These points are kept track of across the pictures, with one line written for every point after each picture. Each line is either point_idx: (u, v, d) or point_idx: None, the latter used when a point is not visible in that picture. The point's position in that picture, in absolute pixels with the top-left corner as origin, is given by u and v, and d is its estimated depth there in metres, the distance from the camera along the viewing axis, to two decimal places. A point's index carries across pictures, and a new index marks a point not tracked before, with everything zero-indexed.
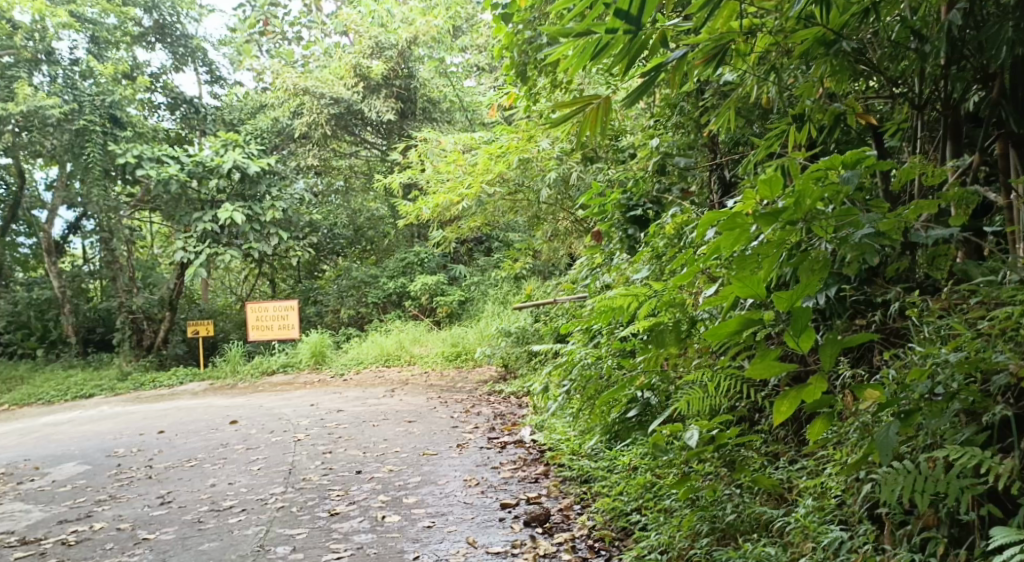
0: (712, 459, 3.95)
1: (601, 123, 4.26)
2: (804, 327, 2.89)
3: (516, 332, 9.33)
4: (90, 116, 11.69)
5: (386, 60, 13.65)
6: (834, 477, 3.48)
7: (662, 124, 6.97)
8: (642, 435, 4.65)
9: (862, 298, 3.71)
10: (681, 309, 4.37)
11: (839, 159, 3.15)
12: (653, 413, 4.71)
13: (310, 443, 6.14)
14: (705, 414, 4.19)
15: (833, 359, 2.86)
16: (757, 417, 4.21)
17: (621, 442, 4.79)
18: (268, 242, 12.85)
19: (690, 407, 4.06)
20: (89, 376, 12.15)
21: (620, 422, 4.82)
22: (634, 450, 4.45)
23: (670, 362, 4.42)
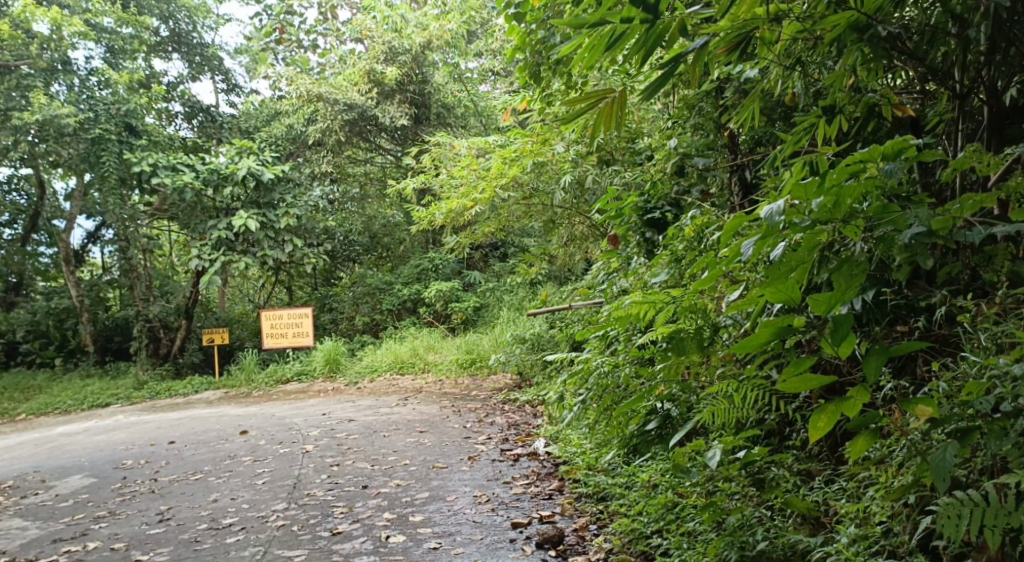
0: (739, 477, 3.72)
1: (618, 119, 4.03)
2: (844, 334, 2.67)
3: (531, 339, 9.20)
4: (106, 124, 11.59)
5: (399, 65, 13.43)
6: (879, 502, 3.25)
7: (679, 125, 6.76)
8: (661, 449, 4.39)
9: (902, 304, 3.44)
10: (701, 316, 4.21)
11: (879, 151, 2.95)
12: (673, 425, 4.45)
13: (318, 455, 5.95)
14: (730, 429, 3.95)
15: (877, 370, 2.63)
16: (786, 430, 3.95)
17: (640, 457, 4.52)
18: (282, 249, 12.69)
19: (713, 419, 3.83)
20: (105, 385, 12.04)
21: (639, 436, 4.56)
22: (656, 467, 4.17)
23: (692, 372, 4.30)
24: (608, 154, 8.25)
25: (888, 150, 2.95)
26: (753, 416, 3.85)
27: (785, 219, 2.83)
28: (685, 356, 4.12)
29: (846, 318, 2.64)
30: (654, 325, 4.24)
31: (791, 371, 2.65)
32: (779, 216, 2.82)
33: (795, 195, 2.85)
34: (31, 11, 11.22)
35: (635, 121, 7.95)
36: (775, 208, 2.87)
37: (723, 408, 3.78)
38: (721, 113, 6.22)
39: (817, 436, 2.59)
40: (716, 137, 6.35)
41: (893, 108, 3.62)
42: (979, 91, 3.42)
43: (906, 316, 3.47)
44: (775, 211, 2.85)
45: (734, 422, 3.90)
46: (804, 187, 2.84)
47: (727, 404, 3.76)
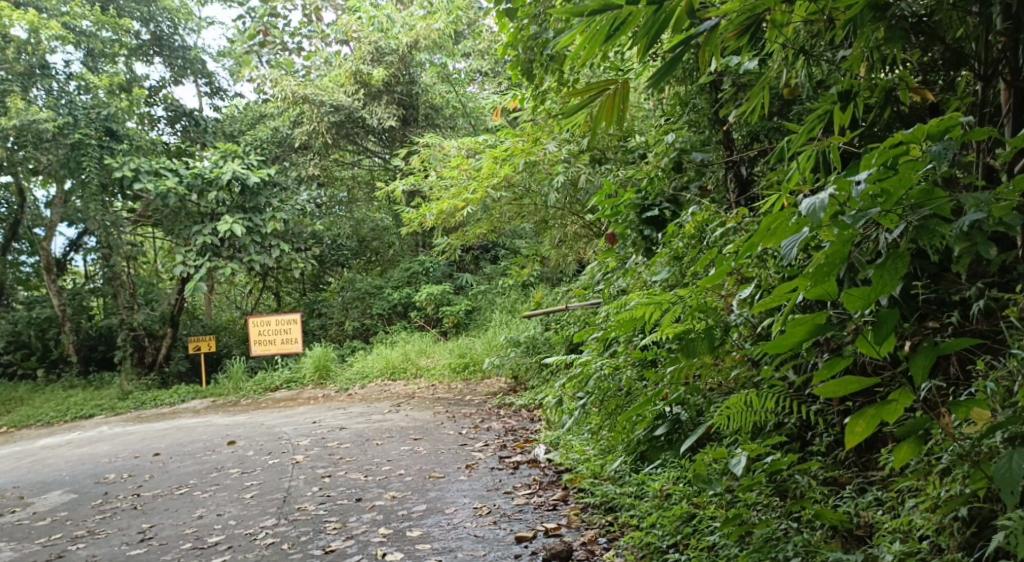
0: (762, 487, 3.52)
1: (619, 115, 3.78)
2: (886, 332, 2.48)
3: (525, 341, 8.97)
4: (85, 129, 11.32)
5: (386, 66, 13.25)
6: (923, 515, 3.05)
7: (676, 121, 6.58)
8: (672, 455, 4.21)
9: (933, 298, 3.26)
10: (712, 316, 4.05)
11: (924, 130, 2.71)
12: (682, 430, 4.27)
13: (309, 466, 5.72)
14: (748, 433, 3.79)
15: (924, 372, 2.44)
16: (807, 435, 3.78)
17: (650, 465, 4.29)
18: (270, 254, 12.46)
19: (730, 424, 3.65)
20: (89, 396, 11.76)
21: (647, 441, 4.39)
22: (670, 475, 4.01)
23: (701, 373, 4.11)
24: (601, 152, 8.05)
25: (934, 129, 2.73)
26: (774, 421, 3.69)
27: (828, 212, 2.67)
28: (697, 357, 3.98)
29: (889, 315, 2.46)
30: (660, 328, 4.04)
31: (825, 371, 2.46)
32: (820, 209, 2.67)
33: (836, 186, 2.72)
34: (7, 14, 10.95)
35: (628, 118, 7.76)
36: (816, 202, 2.71)
37: (743, 414, 3.61)
38: (717, 106, 6.09)
39: (854, 444, 2.40)
40: (715, 131, 6.18)
41: (912, 92, 3.47)
42: (1002, 73, 3.15)
43: (938, 311, 3.29)
44: (817, 206, 2.69)
45: (752, 426, 3.72)
46: (845, 177, 2.70)
47: (745, 407, 3.59)
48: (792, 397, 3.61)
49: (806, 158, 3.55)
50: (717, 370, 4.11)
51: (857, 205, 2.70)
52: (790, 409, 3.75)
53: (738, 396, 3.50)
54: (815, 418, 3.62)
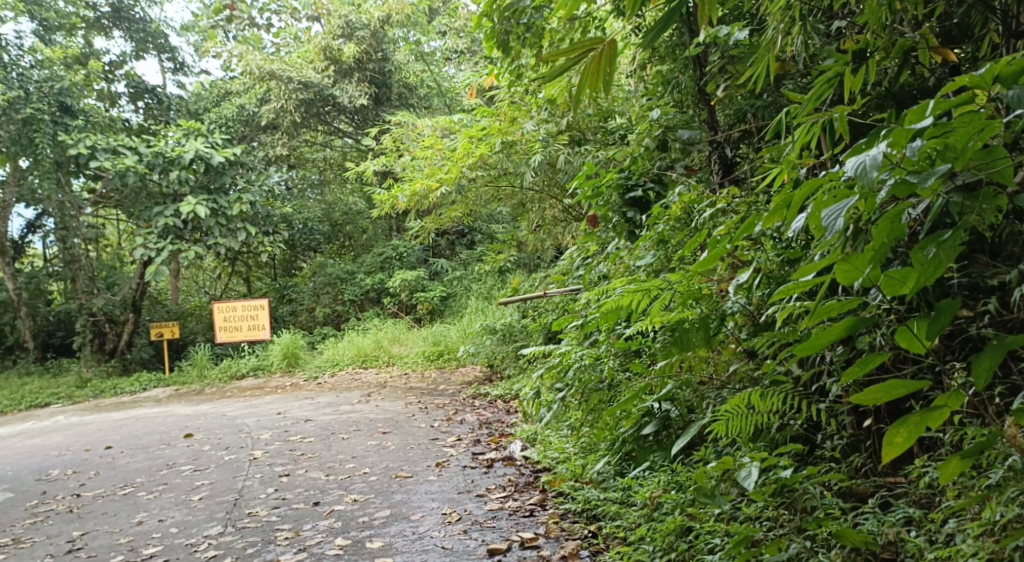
0: (768, 501, 3.22)
1: (604, 81, 3.37)
2: (942, 325, 2.15)
3: (502, 329, 8.57)
4: (38, 104, 10.77)
5: (357, 41, 12.80)
6: (969, 541, 2.77)
7: (661, 95, 6.20)
8: (662, 457, 3.84)
9: (966, 283, 2.98)
10: (707, 303, 3.73)
11: (995, 73, 2.29)
12: (672, 428, 3.91)
13: (267, 463, 5.31)
14: (749, 436, 3.51)
15: (986, 376, 2.12)
16: (815, 435, 3.51)
17: (635, 467, 3.92)
18: (235, 237, 11.96)
19: (729, 428, 3.36)
20: (46, 384, 11.26)
21: (634, 441, 4.01)
22: (661, 481, 3.66)
23: (695, 367, 3.79)
24: (581, 132, 7.75)
25: (1008, 71, 2.30)
26: (778, 424, 3.44)
27: (881, 173, 2.33)
28: (692, 351, 3.66)
29: (949, 305, 2.14)
30: (648, 317, 3.75)
31: (859, 370, 2.14)
32: (874, 171, 2.33)
33: (891, 144, 2.33)
34: None
35: (608, 98, 7.39)
36: (866, 161, 2.37)
37: (744, 418, 3.35)
38: (702, 81, 5.71)
39: (890, 454, 2.13)
40: (700, 109, 5.81)
41: (933, 53, 3.10)
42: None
43: (971, 298, 3.03)
44: (868, 163, 2.35)
45: (754, 428, 3.43)
46: (904, 132, 2.32)
47: (745, 410, 3.34)
48: (799, 396, 3.37)
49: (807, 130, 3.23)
50: (710, 364, 3.79)
51: (912, 165, 2.34)
52: (797, 410, 3.49)
53: (739, 395, 3.26)
54: (826, 418, 3.35)
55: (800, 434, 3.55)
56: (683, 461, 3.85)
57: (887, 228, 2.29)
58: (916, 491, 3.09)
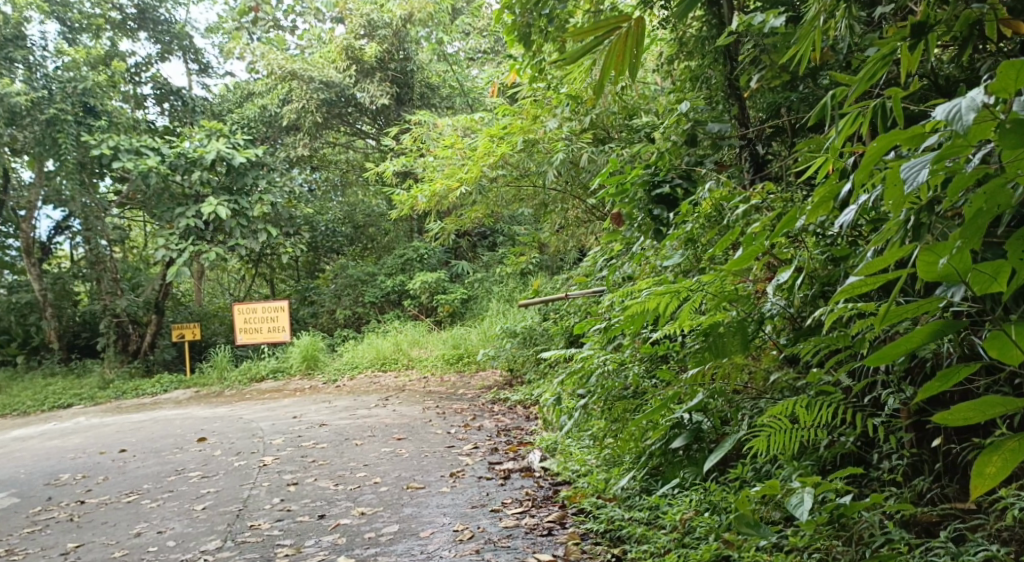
0: (820, 529, 3.00)
1: (630, 65, 3.10)
2: None
3: (522, 332, 8.31)
4: (61, 104, 10.64)
5: (379, 40, 12.61)
6: None
7: (692, 89, 5.92)
8: (691, 474, 3.57)
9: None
10: (744, 304, 3.45)
11: None
12: (704, 441, 3.63)
13: (276, 471, 5.07)
14: (794, 452, 3.27)
15: None
16: (868, 452, 3.25)
17: (664, 485, 3.65)
18: (256, 238, 11.73)
19: (771, 447, 3.14)
20: (68, 384, 11.12)
21: (664, 455, 3.73)
22: (692, 501, 3.41)
23: (730, 376, 3.51)
24: (605, 130, 7.48)
25: None
26: (826, 440, 3.21)
27: (979, 120, 2.17)
28: (726, 358, 3.37)
29: None
30: (676, 321, 3.48)
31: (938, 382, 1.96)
32: (969, 113, 2.17)
33: (996, 88, 2.13)
34: None
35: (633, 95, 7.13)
36: (960, 105, 2.21)
37: (786, 434, 3.14)
38: (734, 75, 5.50)
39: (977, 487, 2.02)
40: (729, 104, 5.61)
41: (1002, 25, 2.86)
42: None
43: None
44: (963, 107, 2.19)
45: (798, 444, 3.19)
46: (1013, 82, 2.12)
47: (787, 426, 3.13)
48: (850, 409, 3.13)
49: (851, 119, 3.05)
50: (746, 373, 3.54)
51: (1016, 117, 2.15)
52: (848, 425, 3.23)
53: (783, 406, 3.06)
54: (882, 435, 3.11)
55: (852, 454, 3.27)
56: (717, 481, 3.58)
57: (991, 196, 2.10)
58: (994, 524, 2.81)
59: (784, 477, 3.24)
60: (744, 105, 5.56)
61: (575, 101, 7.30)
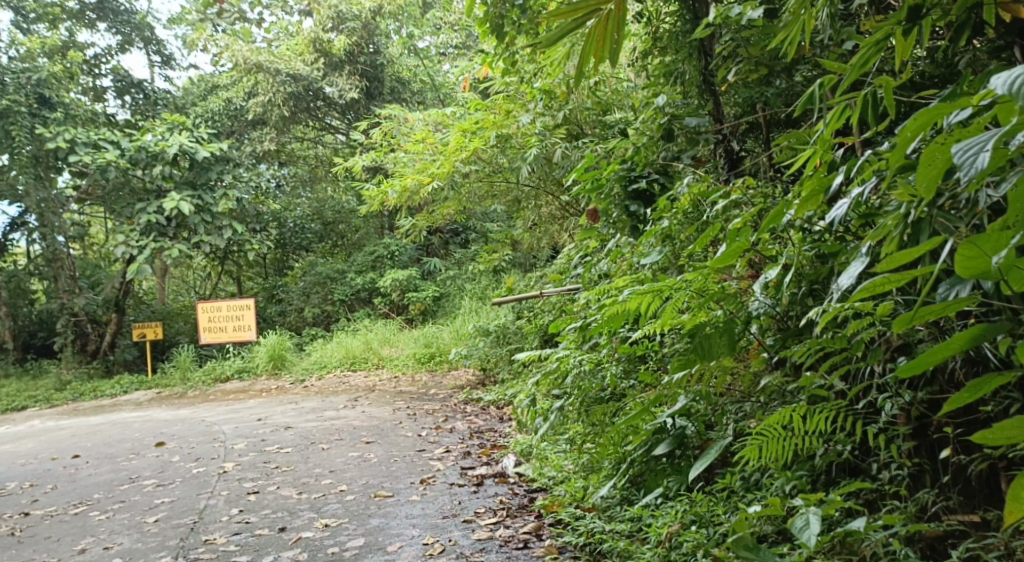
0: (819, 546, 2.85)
1: (610, 51, 2.90)
2: None
3: (495, 331, 8.14)
4: (14, 95, 10.31)
5: (348, 33, 12.31)
6: None
7: (668, 81, 5.76)
8: (675, 482, 3.41)
9: None
10: (732, 303, 3.26)
11: None
12: (688, 448, 3.47)
13: (236, 478, 4.84)
14: (784, 461, 3.14)
15: None
16: (863, 463, 3.13)
17: (646, 495, 3.48)
18: (220, 235, 11.43)
19: (761, 455, 3.05)
20: (24, 386, 10.77)
21: (646, 462, 3.55)
22: (677, 513, 3.25)
23: (717, 380, 3.35)
24: (579, 126, 7.31)
25: None
26: (821, 449, 3.10)
27: None
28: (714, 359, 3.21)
29: None
30: (658, 321, 3.32)
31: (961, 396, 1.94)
32: None
33: None
34: None
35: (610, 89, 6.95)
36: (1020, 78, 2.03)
37: (781, 443, 3.03)
38: (709, 69, 5.37)
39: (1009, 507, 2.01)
40: (704, 99, 5.48)
41: (1002, 9, 2.64)
42: None
43: None
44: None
45: (790, 453, 3.08)
46: None
47: (783, 433, 3.02)
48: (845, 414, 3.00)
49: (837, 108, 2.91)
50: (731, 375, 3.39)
51: None
52: (843, 433, 3.10)
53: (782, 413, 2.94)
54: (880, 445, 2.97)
55: (845, 463, 3.14)
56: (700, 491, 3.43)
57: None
58: (1004, 540, 2.67)
59: (776, 488, 3.13)
60: (720, 100, 5.43)
61: (548, 94, 7.10)
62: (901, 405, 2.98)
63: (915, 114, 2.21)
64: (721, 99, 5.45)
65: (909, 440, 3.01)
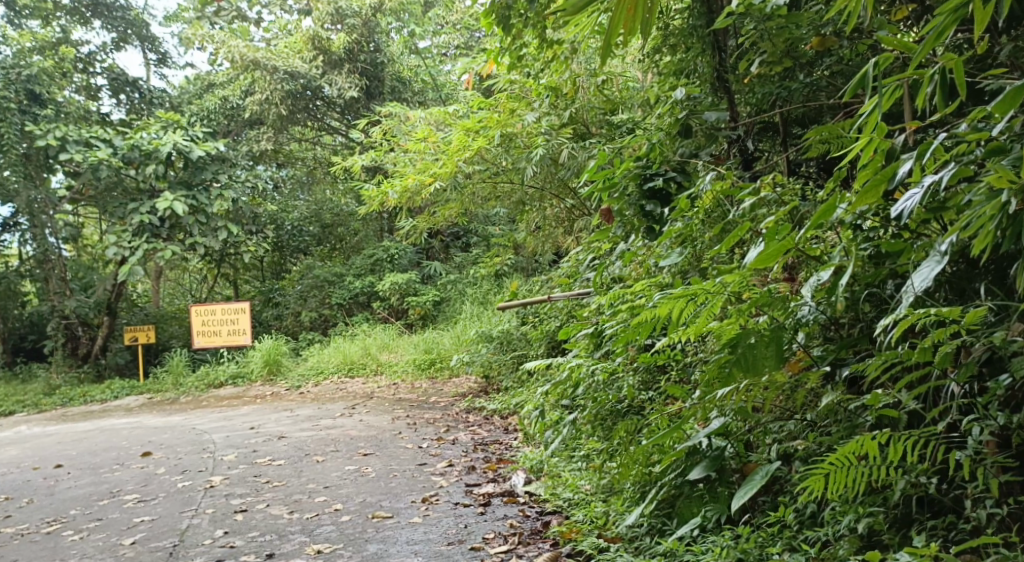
0: None
1: (642, 21, 2.59)
2: None
3: (498, 336, 7.82)
4: (4, 91, 9.99)
5: (348, 30, 11.99)
6: None
7: (682, 75, 5.45)
8: (714, 511, 3.10)
9: None
10: (779, 307, 2.95)
11: None
12: (725, 472, 3.17)
13: (223, 494, 4.50)
14: (854, 492, 2.84)
15: None
16: (948, 488, 2.81)
17: (680, 525, 3.16)
18: (215, 237, 11.07)
19: (830, 489, 2.75)
20: (12, 390, 10.42)
21: (679, 486, 3.24)
22: (720, 549, 2.95)
23: (765, 399, 3.11)
24: (586, 126, 6.93)
25: None
26: (901, 482, 2.79)
27: None
28: (762, 374, 2.91)
29: None
30: (692, 328, 3.01)
31: None
32: None
33: None
34: None
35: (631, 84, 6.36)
36: None
37: (854, 475, 2.73)
38: (725, 65, 5.08)
39: None
40: (718, 97, 5.17)
41: None
42: None
43: None
44: None
45: (861, 484, 2.77)
46: None
47: (853, 463, 2.72)
48: (935, 440, 2.71)
49: (893, 90, 2.63)
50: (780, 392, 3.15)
51: None
52: (921, 460, 2.79)
53: (867, 444, 2.65)
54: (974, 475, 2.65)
55: (926, 497, 2.81)
56: (743, 522, 3.13)
57: None
58: None
59: (843, 524, 2.84)
60: (734, 98, 5.13)
61: (553, 92, 6.78)
62: (992, 430, 2.68)
63: (1000, 97, 2.14)
64: (737, 97, 5.15)
65: (1005, 472, 2.69)
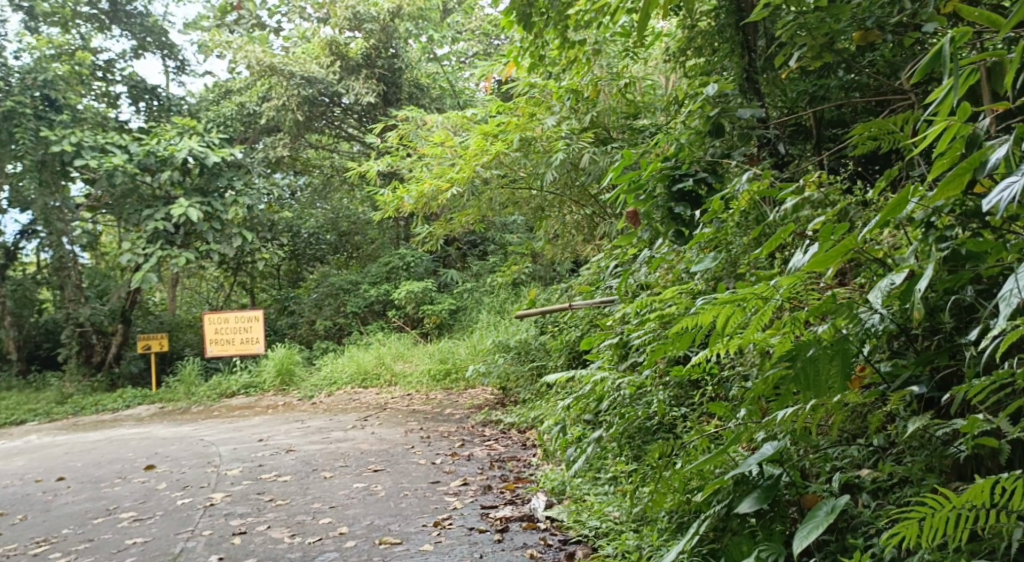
0: None
1: None
2: None
3: (516, 346, 7.49)
4: (19, 96, 9.78)
5: (366, 36, 11.74)
6: None
7: (713, 70, 5.03)
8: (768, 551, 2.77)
9: None
10: (844, 314, 2.61)
11: None
12: (779, 505, 2.87)
13: (223, 513, 4.20)
14: (958, 540, 2.52)
15: None
16: None
17: None
18: (230, 244, 10.79)
19: (930, 536, 2.43)
20: (24, 398, 10.20)
21: (728, 522, 2.91)
22: None
23: (821, 419, 2.78)
24: (607, 130, 6.64)
25: None
26: (1016, 531, 2.47)
27: None
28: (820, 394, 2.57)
29: None
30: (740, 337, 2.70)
31: None
32: None
33: None
34: None
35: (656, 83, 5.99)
36: None
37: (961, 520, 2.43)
38: (756, 63, 4.76)
39: None
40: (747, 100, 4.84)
41: None
42: None
43: None
44: None
45: (967, 530, 2.46)
46: None
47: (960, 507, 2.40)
48: None
49: (968, 72, 2.36)
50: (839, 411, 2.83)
51: None
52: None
53: (983, 488, 2.36)
54: None
55: None
56: None
57: None
58: None
59: None
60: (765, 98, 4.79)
61: (575, 94, 6.46)
62: None
63: None
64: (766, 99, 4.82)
65: None
